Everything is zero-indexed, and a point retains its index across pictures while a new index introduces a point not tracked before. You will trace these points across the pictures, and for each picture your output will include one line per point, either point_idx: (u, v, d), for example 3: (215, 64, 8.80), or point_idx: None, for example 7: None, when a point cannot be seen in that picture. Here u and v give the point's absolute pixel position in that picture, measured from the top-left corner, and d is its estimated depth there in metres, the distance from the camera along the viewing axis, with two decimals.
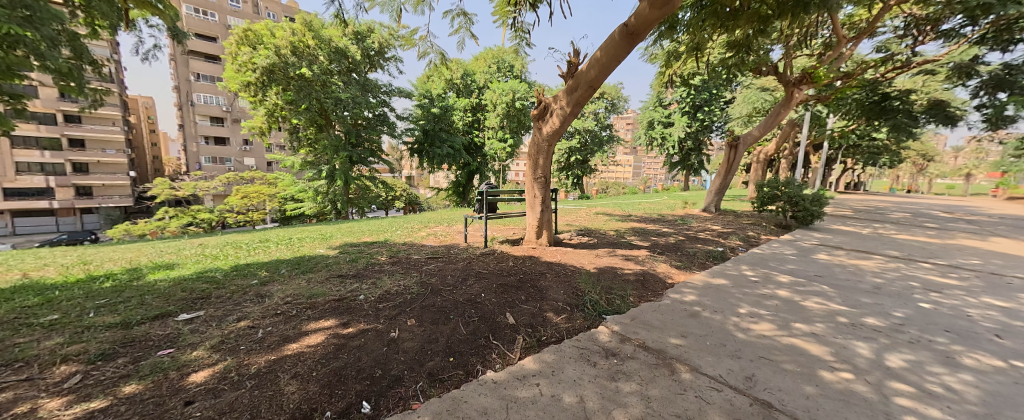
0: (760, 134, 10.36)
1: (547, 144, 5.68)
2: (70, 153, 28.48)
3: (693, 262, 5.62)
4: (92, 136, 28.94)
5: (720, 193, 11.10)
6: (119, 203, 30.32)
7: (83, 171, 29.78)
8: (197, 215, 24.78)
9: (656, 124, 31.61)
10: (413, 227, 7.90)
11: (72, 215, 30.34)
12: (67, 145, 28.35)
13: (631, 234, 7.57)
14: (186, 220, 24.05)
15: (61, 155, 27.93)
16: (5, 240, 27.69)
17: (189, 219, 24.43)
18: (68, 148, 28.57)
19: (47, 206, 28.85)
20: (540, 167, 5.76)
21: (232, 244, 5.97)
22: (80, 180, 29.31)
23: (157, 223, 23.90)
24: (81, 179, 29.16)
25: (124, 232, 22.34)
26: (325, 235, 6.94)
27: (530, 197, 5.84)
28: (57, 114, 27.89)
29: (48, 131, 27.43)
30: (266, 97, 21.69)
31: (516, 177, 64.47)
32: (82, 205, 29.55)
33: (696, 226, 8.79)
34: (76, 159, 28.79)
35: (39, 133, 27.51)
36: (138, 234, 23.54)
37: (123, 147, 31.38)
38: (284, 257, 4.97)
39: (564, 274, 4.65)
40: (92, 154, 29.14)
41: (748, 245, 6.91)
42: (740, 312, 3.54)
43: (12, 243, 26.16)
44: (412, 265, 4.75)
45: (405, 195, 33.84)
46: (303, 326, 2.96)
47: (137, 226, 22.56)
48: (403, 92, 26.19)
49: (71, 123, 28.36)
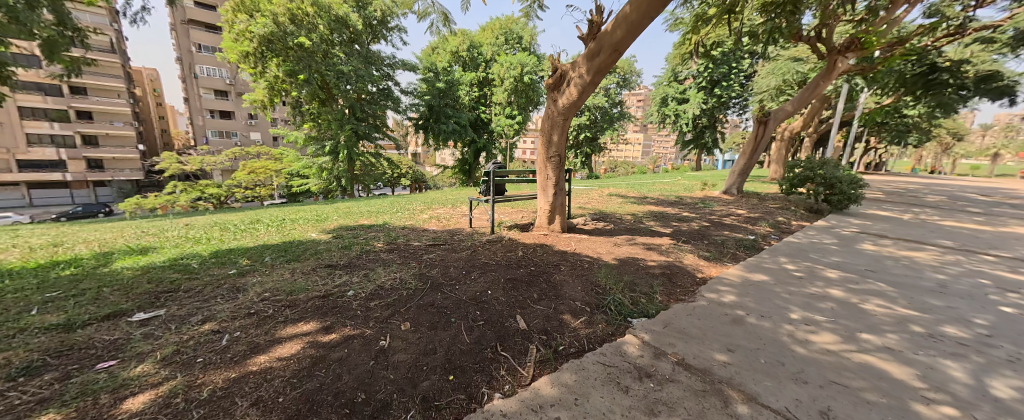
0: (794, 109, 9.46)
1: (562, 118, 5.01)
2: (78, 125, 28.37)
3: (723, 252, 5.05)
4: (98, 108, 28.71)
5: (743, 174, 10.35)
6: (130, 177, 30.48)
7: (93, 143, 29.76)
8: (206, 190, 24.82)
9: (670, 101, 30.27)
10: (415, 209, 7.39)
11: (86, 188, 30.68)
12: (74, 117, 28.19)
13: (649, 219, 7.01)
14: (195, 195, 24.09)
15: (69, 128, 27.85)
16: (23, 211, 28.18)
17: (198, 193, 24.50)
18: (76, 121, 28.44)
19: (61, 179, 29.11)
20: (554, 144, 5.13)
21: (221, 225, 5.53)
22: (90, 153, 29.34)
23: (166, 197, 23.99)
24: (91, 152, 29.17)
25: (134, 206, 22.48)
26: (321, 216, 6.49)
27: (542, 178, 5.28)
28: (62, 85, 27.58)
29: (54, 102, 27.18)
30: (266, 69, 20.96)
31: (523, 156, 63.43)
32: (95, 178, 29.76)
33: (719, 209, 8.18)
34: (84, 131, 28.69)
35: (46, 105, 27.34)
36: (148, 208, 23.73)
37: (129, 120, 31.14)
38: (272, 242, 4.52)
39: (580, 267, 4.12)
40: (100, 127, 29.01)
41: (780, 232, 6.29)
42: (793, 318, 3.00)
43: (29, 215, 26.57)
44: (410, 254, 4.26)
45: (411, 172, 33.40)
46: (277, 331, 2.50)
47: (147, 200, 22.72)
48: (408, 65, 25.22)
49: (76, 95, 28.07)
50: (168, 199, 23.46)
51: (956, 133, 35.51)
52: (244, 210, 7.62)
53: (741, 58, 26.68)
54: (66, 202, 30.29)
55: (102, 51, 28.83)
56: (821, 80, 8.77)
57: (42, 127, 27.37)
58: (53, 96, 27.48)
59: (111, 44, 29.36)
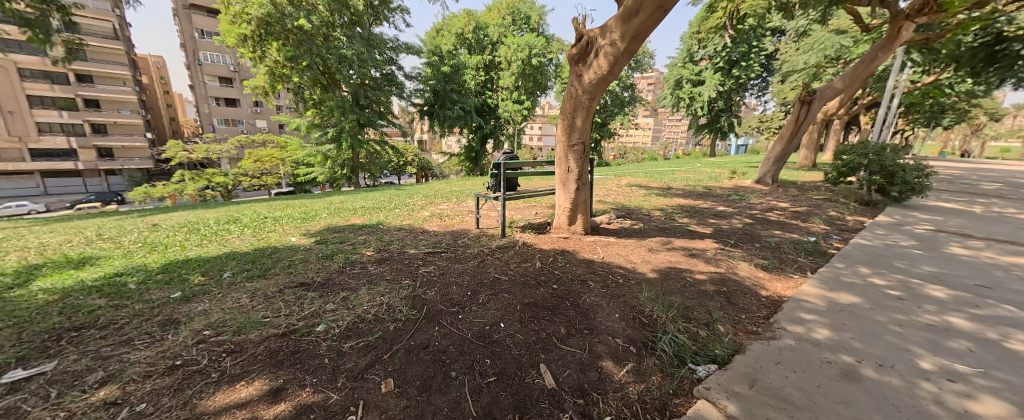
0: (844, 87, 8.33)
1: (588, 97, 4.11)
2: (86, 114, 28.18)
3: (783, 259, 4.18)
4: (104, 96, 28.44)
5: (780, 161, 9.36)
6: (140, 166, 30.41)
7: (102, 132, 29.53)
8: (213, 179, 24.42)
9: (684, 83, 28.34)
10: (415, 205, 6.60)
11: (98, 176, 30.73)
12: (81, 105, 27.95)
13: (683, 215, 6.12)
14: (202, 184, 23.72)
15: (77, 116, 27.63)
16: (39, 200, 28.26)
17: (205, 182, 24.16)
18: (85, 109, 28.20)
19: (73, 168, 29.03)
20: (577, 130, 4.25)
21: (192, 225, 4.79)
22: (100, 142, 29.05)
23: (174, 186, 23.75)
24: (101, 141, 28.91)
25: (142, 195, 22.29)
26: (310, 214, 5.74)
27: (562, 170, 4.44)
28: (68, 73, 27.29)
29: (62, 90, 26.94)
30: (265, 54, 20.10)
31: (530, 142, 61.91)
32: (105, 167, 29.65)
33: (759, 202, 7.24)
34: (93, 120, 28.39)
35: (53, 93, 27.10)
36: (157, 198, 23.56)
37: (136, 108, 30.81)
38: (240, 249, 3.75)
39: (614, 283, 3.31)
40: (108, 115, 28.75)
41: (841, 231, 5.37)
42: (926, 371, 2.16)
43: (44, 204, 26.66)
44: (404, 266, 3.49)
45: (416, 160, 32.67)
46: (203, 400, 1.73)
47: (155, 189, 22.53)
48: (412, 48, 24.18)
49: (82, 83, 27.77)
50: (175, 189, 23.17)
51: (992, 115, 33.28)
52: (229, 206, 6.94)
53: (762, 37, 25.06)
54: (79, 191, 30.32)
55: (106, 38, 28.34)
56: (881, 52, 7.62)
57: (51, 115, 27.24)
58: (60, 84, 27.21)
59: (114, 30, 28.87)
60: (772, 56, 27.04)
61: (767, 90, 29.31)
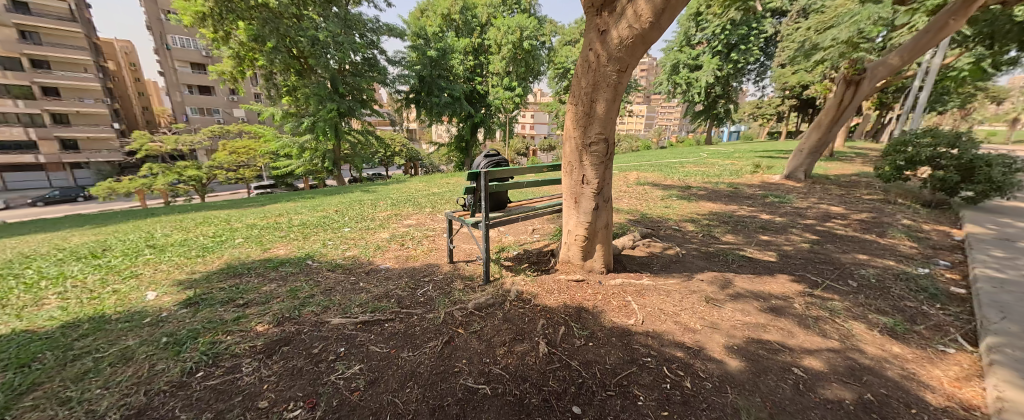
0: (902, 63, 6.85)
1: (613, 71, 2.61)
2: (45, 103, 25.53)
3: (909, 312, 2.73)
4: (64, 84, 25.75)
5: (815, 153, 8.08)
6: (109, 158, 27.81)
7: (65, 122, 26.58)
8: (184, 172, 22.27)
9: (681, 68, 26.60)
10: (376, 219, 5.06)
11: (63, 170, 28.11)
12: (39, 94, 25.28)
13: (723, 229, 4.70)
14: (172, 177, 21.54)
15: (34, 105, 24.95)
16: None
17: (176, 175, 22.04)
18: (43, 97, 25.42)
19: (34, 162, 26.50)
20: (595, 123, 2.78)
21: (13, 270, 3.13)
22: (63, 132, 26.26)
23: (142, 181, 21.58)
24: (63, 132, 26.08)
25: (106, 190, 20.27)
26: (224, 237, 4.15)
27: (574, 183, 3.02)
28: (21, 58, 24.57)
29: (15, 77, 24.23)
30: (230, 34, 17.73)
31: (522, 131, 59.72)
32: (71, 161, 26.90)
33: (806, 206, 5.89)
34: (53, 109, 25.59)
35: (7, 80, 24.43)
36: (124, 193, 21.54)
37: (103, 97, 27.65)
38: (17, 337, 2.12)
39: (682, 398, 1.81)
40: (69, 104, 25.81)
41: (940, 253, 4.00)
42: None
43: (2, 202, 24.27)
44: (309, 366, 1.95)
45: (405, 151, 30.52)
46: None
47: (122, 184, 20.59)
48: (393, 30, 21.94)
49: (38, 69, 25.05)
50: (142, 184, 21.00)
51: (993, 100, 32.48)
52: (137, 221, 5.33)
53: (762, 18, 23.60)
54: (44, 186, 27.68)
55: (61, 19, 25.50)
56: (952, 18, 5.87)
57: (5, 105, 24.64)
58: (14, 70, 24.57)
59: (71, 11, 26.05)
60: (773, 39, 25.77)
61: (765, 75, 28.15)
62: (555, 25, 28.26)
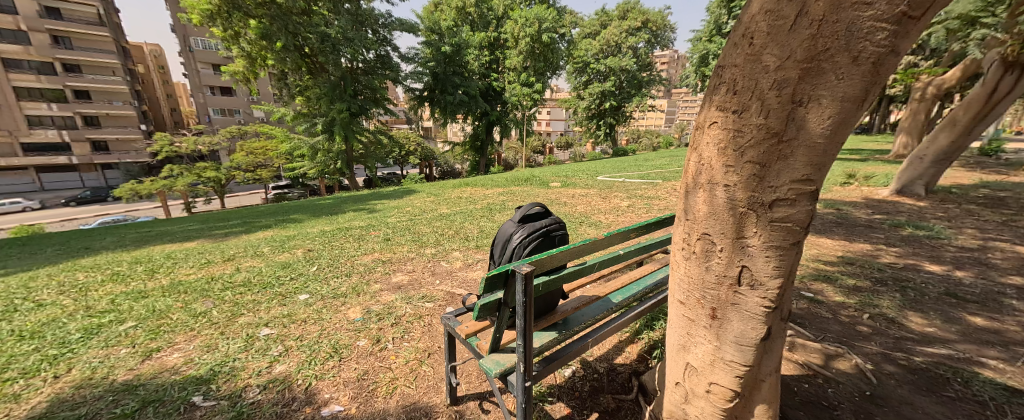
0: None
1: (884, 27, 0.95)
2: (77, 106, 25.39)
3: None
4: (96, 87, 25.53)
5: (942, 161, 6.13)
6: (137, 160, 27.59)
7: (96, 124, 26.43)
8: (204, 173, 21.54)
9: (710, 59, 23.01)
10: (356, 272, 3.54)
11: (95, 170, 27.60)
12: (71, 97, 25.16)
13: (893, 302, 2.92)
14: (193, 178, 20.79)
15: (68, 109, 24.84)
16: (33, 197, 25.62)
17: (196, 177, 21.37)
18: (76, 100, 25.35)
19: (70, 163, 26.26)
20: (794, 160, 1.13)
21: None
22: (94, 134, 26.03)
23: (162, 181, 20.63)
24: (94, 134, 25.88)
25: (131, 191, 19.89)
26: (110, 320, 2.65)
27: (719, 282, 1.37)
28: (55, 62, 24.47)
29: (49, 82, 24.21)
30: (240, 33, 16.41)
31: (537, 127, 57.46)
32: (103, 161, 26.67)
33: (973, 246, 4.10)
34: (86, 111, 25.41)
35: (41, 84, 24.35)
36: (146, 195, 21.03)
37: (132, 99, 27.53)
38: None
39: None
40: (100, 106, 25.57)
41: None
42: None
43: (39, 203, 24.37)
44: None
45: (419, 149, 28.32)
46: None
47: (144, 185, 20.06)
48: (405, 24, 20.43)
49: (70, 73, 24.87)
50: (163, 185, 20.20)
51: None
52: (57, 268, 3.93)
53: None
54: (78, 186, 27.20)
55: (90, 24, 25.11)
56: None
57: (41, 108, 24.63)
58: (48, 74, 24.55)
59: (100, 15, 25.61)
60: None
61: None
62: (574, 15, 26.24)
